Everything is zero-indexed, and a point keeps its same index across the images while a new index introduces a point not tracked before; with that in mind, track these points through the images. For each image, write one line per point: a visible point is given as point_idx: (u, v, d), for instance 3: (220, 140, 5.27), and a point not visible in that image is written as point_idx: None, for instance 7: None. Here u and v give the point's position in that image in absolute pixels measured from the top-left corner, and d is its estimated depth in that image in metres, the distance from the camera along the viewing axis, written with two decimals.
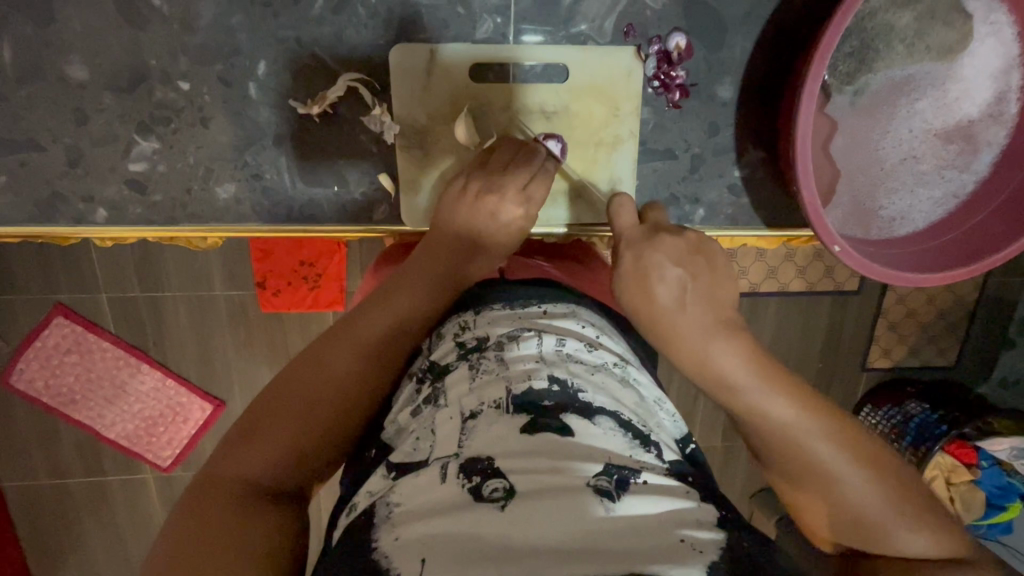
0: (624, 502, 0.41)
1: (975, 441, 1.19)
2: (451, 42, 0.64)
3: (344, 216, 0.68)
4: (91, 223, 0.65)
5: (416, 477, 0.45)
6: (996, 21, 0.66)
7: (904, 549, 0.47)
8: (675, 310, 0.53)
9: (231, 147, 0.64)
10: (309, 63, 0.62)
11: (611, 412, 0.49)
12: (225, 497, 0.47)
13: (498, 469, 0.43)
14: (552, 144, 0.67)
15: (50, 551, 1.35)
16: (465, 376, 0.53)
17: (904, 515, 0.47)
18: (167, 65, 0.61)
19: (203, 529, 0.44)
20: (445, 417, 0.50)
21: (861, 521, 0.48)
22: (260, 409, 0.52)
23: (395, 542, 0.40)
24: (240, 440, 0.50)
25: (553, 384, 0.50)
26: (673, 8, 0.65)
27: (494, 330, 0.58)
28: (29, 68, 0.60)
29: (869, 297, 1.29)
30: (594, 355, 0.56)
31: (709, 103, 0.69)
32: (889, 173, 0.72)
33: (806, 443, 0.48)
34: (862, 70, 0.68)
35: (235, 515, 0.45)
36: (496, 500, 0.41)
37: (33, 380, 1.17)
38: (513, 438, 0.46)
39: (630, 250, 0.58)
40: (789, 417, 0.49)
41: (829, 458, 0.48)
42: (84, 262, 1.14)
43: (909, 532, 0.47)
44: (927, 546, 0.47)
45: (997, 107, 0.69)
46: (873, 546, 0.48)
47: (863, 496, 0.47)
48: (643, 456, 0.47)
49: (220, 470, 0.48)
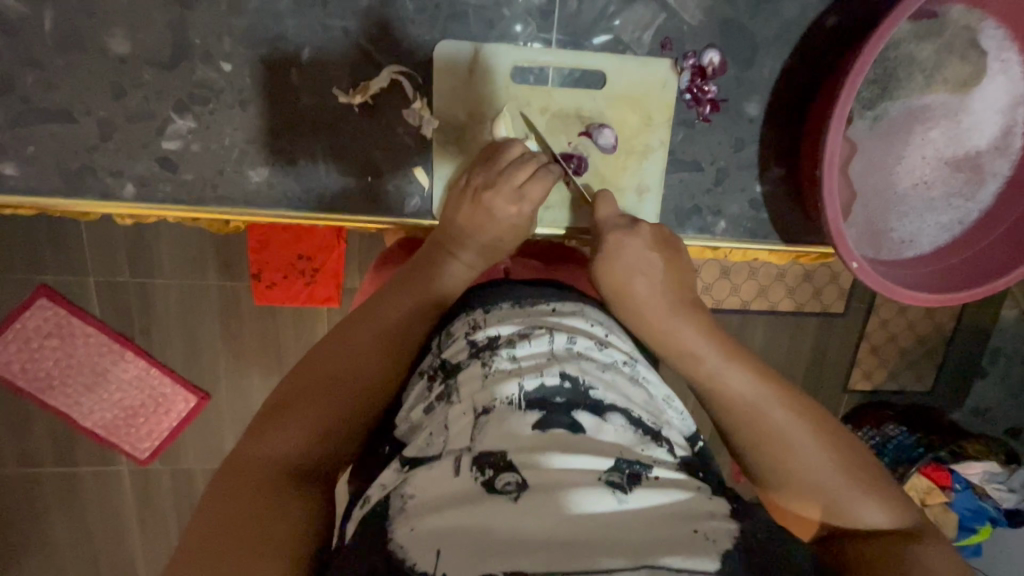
0: (636, 494, 0.43)
1: (949, 464, 1.24)
2: (493, 42, 0.65)
3: (374, 207, 0.68)
4: (114, 198, 0.64)
5: (431, 469, 0.45)
6: (1007, 59, 0.70)
7: (867, 523, 0.50)
8: (648, 292, 0.60)
9: (268, 131, 0.64)
10: (354, 53, 0.63)
11: (622, 409, 0.50)
12: (260, 474, 0.46)
13: (511, 462, 0.44)
14: (604, 132, 0.68)
15: (12, 543, 1.30)
16: (477, 372, 0.52)
17: (861, 486, 0.51)
18: (210, 45, 0.61)
19: (243, 504, 0.44)
20: (457, 413, 0.49)
21: (825, 494, 0.51)
22: (276, 398, 0.51)
23: (411, 533, 0.40)
24: (269, 420, 0.49)
25: (564, 380, 0.50)
26: (710, 26, 0.67)
27: (504, 328, 0.57)
28: (68, 37, 0.59)
29: (854, 321, 1.33)
30: (604, 353, 0.57)
31: (736, 120, 0.71)
32: (900, 197, 0.75)
33: (763, 409, 0.53)
34: (882, 97, 0.71)
35: (266, 494, 0.45)
36: (509, 492, 0.41)
37: (10, 363, 1.13)
38: (524, 434, 0.46)
39: (612, 234, 0.62)
40: (745, 387, 0.54)
41: (786, 422, 0.52)
42: (75, 244, 1.11)
43: (869, 503, 0.50)
44: (887, 516, 0.50)
45: (1003, 141, 0.73)
46: (840, 523, 0.51)
47: (820, 467, 0.51)
48: (654, 451, 0.48)
49: (252, 448, 0.48)
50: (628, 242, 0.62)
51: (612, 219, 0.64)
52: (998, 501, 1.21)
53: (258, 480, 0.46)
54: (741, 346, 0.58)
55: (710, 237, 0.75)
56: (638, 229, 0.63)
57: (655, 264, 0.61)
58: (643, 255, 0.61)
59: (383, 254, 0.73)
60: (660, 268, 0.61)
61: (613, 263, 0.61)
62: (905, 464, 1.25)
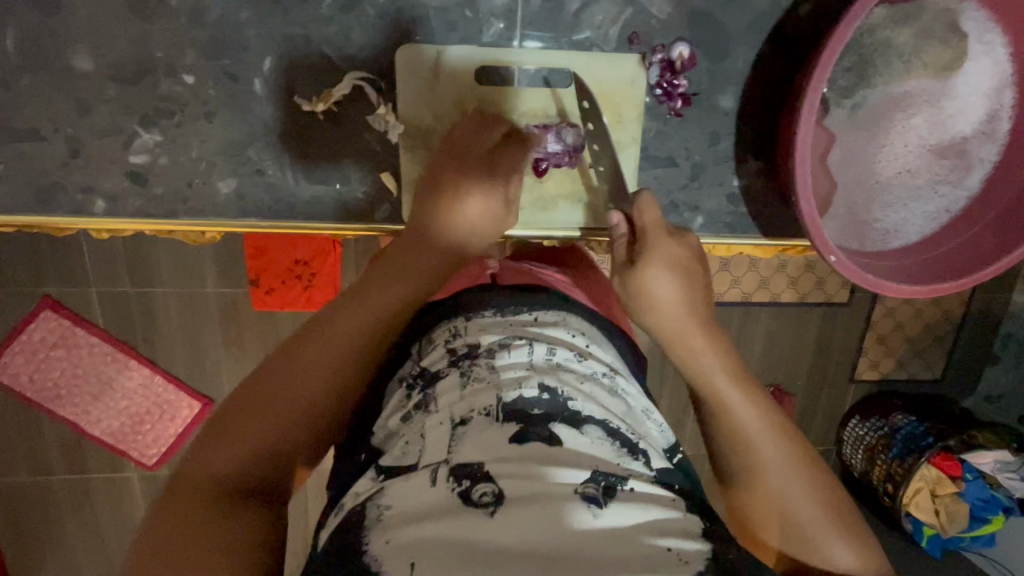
0: (610, 508, 0.41)
1: (959, 454, 1.19)
2: (458, 44, 0.64)
3: (346, 214, 0.68)
4: (89, 214, 0.65)
5: (407, 480, 0.44)
6: (990, 41, 0.68)
7: (837, 564, 0.50)
8: (674, 303, 0.58)
9: (236, 142, 0.64)
10: (317, 61, 0.63)
11: (599, 421, 0.49)
12: (194, 491, 0.46)
13: (488, 473, 0.42)
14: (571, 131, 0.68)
15: (30, 550, 1.33)
16: (455, 383, 0.52)
17: (839, 528, 0.51)
18: (173, 58, 0.61)
19: (177, 522, 0.44)
20: (434, 423, 0.49)
21: (798, 528, 0.51)
22: (227, 409, 0.51)
23: (386, 545, 0.38)
24: (211, 434, 0.49)
25: (542, 392, 0.49)
26: (678, 18, 0.66)
27: (486, 337, 0.57)
28: (32, 56, 0.60)
29: (858, 309, 1.30)
30: (585, 365, 0.55)
31: (710, 113, 0.70)
32: (883, 187, 0.73)
33: (759, 438, 0.53)
34: (860, 85, 0.70)
35: (210, 510, 0.44)
36: (486, 506, 0.40)
37: (17, 374, 1.15)
38: (501, 446, 0.45)
39: (646, 242, 0.60)
40: (746, 412, 0.54)
41: (777, 455, 0.52)
42: (74, 255, 1.12)
43: (843, 544, 0.50)
44: (858, 563, 0.50)
45: (990, 125, 0.71)
46: (811, 559, 0.51)
47: (802, 508, 0.51)
48: (631, 465, 0.46)
49: (190, 464, 0.48)
50: (664, 250, 0.59)
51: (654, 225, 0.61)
52: (1010, 490, 1.18)
53: (192, 498, 0.45)
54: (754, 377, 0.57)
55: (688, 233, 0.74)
56: (677, 241, 0.61)
57: (685, 273, 0.59)
58: (661, 260, 0.59)
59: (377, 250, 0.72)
60: (693, 282, 0.59)
61: (644, 273, 0.59)
62: (915, 455, 1.20)
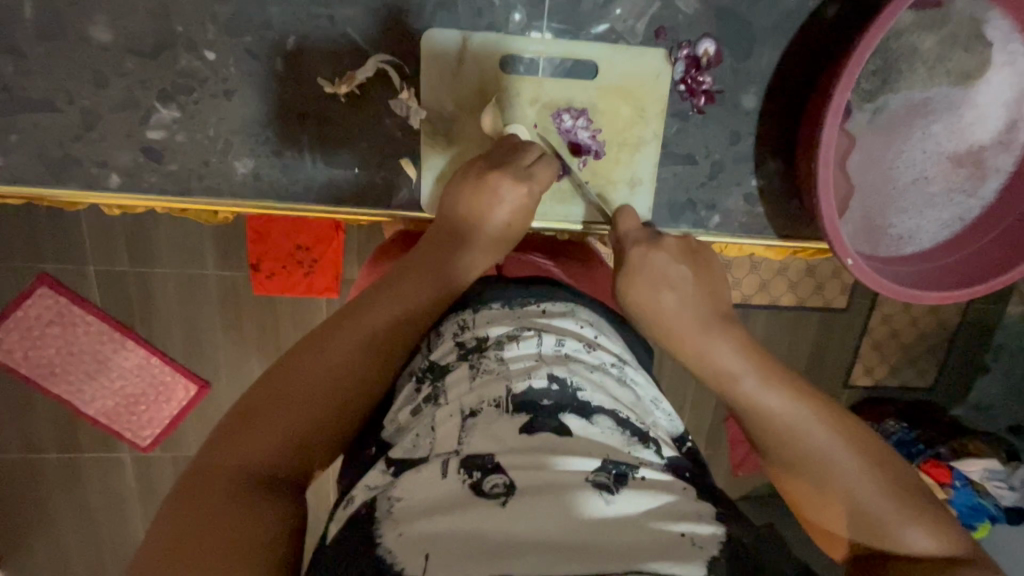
0: (622, 495, 0.40)
1: (949, 461, 1.24)
2: (483, 31, 0.64)
3: (363, 200, 0.67)
4: (100, 188, 0.63)
5: (418, 472, 0.43)
6: (1014, 51, 0.68)
7: (915, 548, 0.49)
8: (676, 312, 0.56)
9: (254, 121, 0.63)
10: (340, 42, 0.62)
11: (609, 411, 0.48)
12: (220, 483, 0.44)
13: (499, 464, 0.42)
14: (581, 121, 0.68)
15: (18, 527, 1.31)
16: (465, 375, 0.52)
17: (908, 512, 0.49)
18: (194, 33, 0.60)
19: (202, 513, 0.42)
20: (445, 415, 0.48)
21: (866, 515, 0.50)
22: (248, 406, 0.49)
23: (399, 538, 0.38)
24: (236, 428, 0.47)
25: (551, 382, 0.48)
26: (706, 14, 0.65)
27: (493, 330, 0.56)
28: (51, 24, 0.58)
29: (856, 315, 1.30)
30: (593, 356, 0.55)
31: (733, 112, 0.69)
32: (899, 192, 0.73)
33: (806, 432, 0.52)
34: (884, 89, 0.70)
35: (243, 503, 0.43)
36: (497, 496, 0.39)
37: (11, 350, 1.14)
38: (511, 438, 0.44)
39: (637, 247, 0.59)
40: (781, 408, 0.53)
41: (824, 444, 0.51)
42: (74, 232, 1.10)
43: (915, 526, 0.49)
44: (937, 541, 0.49)
45: (1008, 135, 0.71)
46: (882, 545, 0.50)
47: (867, 492, 0.50)
48: (642, 452, 0.46)
49: (212, 459, 0.46)
50: (654, 255, 0.58)
51: (632, 233, 0.61)
52: (997, 498, 1.19)
53: (218, 489, 0.44)
54: (782, 365, 0.55)
55: (703, 231, 0.74)
56: (659, 243, 0.59)
57: (682, 279, 0.58)
58: (669, 266, 0.58)
59: (382, 246, 0.73)
60: (688, 282, 0.58)
61: (633, 282, 0.58)
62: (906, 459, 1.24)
